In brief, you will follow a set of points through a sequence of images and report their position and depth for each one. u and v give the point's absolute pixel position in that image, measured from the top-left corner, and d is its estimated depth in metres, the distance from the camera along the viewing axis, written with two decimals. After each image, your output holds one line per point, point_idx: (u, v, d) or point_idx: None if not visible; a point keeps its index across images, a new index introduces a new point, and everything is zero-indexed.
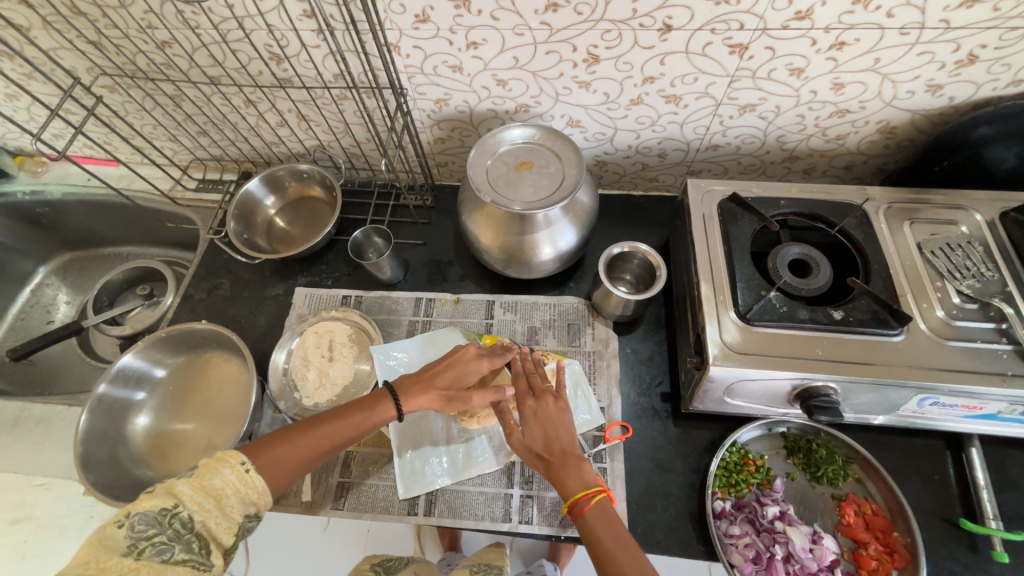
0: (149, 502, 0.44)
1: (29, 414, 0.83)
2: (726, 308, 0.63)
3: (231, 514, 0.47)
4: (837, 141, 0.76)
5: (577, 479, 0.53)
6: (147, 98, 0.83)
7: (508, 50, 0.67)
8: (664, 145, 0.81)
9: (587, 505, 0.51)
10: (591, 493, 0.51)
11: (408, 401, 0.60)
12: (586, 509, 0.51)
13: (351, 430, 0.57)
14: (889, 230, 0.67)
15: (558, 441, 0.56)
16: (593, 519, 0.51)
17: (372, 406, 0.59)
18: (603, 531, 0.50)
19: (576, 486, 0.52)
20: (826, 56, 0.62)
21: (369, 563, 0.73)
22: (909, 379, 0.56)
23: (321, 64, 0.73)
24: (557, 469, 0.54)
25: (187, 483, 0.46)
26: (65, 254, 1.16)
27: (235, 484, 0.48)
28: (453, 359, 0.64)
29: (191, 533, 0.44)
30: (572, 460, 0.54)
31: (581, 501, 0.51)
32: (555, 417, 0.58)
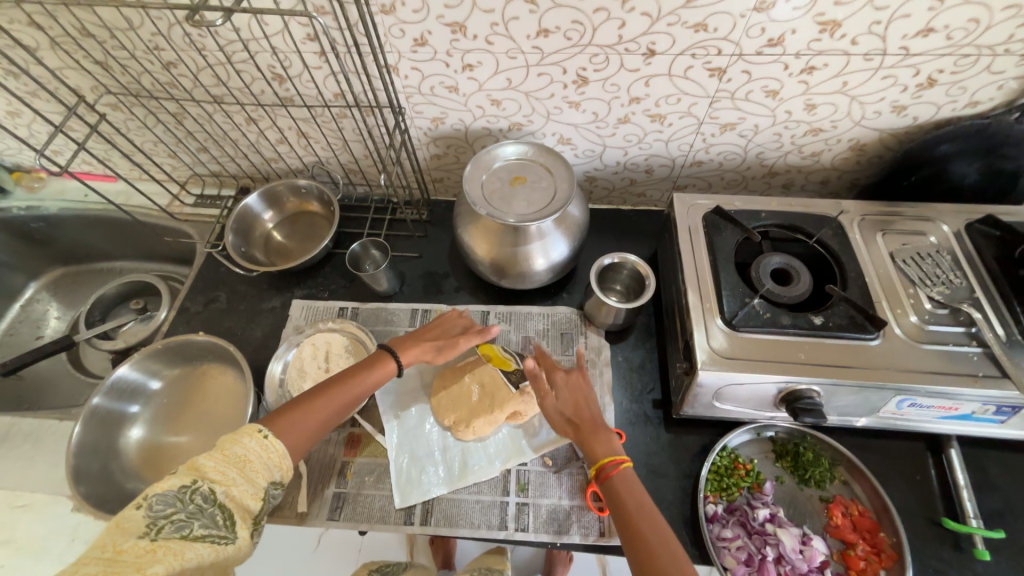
0: (168, 483, 0.46)
1: (18, 428, 0.82)
2: (712, 315, 0.65)
3: (254, 480, 0.50)
4: (813, 158, 0.80)
5: (606, 445, 0.60)
6: (149, 116, 0.85)
7: (502, 72, 0.71)
8: (651, 162, 0.85)
9: (613, 469, 0.57)
10: (617, 458, 0.58)
11: (403, 354, 0.68)
12: (614, 474, 0.57)
13: (354, 390, 0.63)
14: (863, 241, 0.71)
15: (587, 411, 0.64)
16: (619, 482, 0.56)
17: (371, 365, 0.65)
18: (627, 494, 0.55)
19: (604, 450, 0.59)
20: (798, 79, 0.67)
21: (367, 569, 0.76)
22: (887, 381, 0.59)
23: (323, 84, 0.76)
24: (588, 436, 0.61)
25: (209, 458, 0.49)
26: (57, 269, 1.16)
27: (258, 450, 0.51)
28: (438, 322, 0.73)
29: (213, 505, 0.46)
30: (601, 427, 0.61)
31: (608, 465, 0.57)
32: (583, 391, 0.66)
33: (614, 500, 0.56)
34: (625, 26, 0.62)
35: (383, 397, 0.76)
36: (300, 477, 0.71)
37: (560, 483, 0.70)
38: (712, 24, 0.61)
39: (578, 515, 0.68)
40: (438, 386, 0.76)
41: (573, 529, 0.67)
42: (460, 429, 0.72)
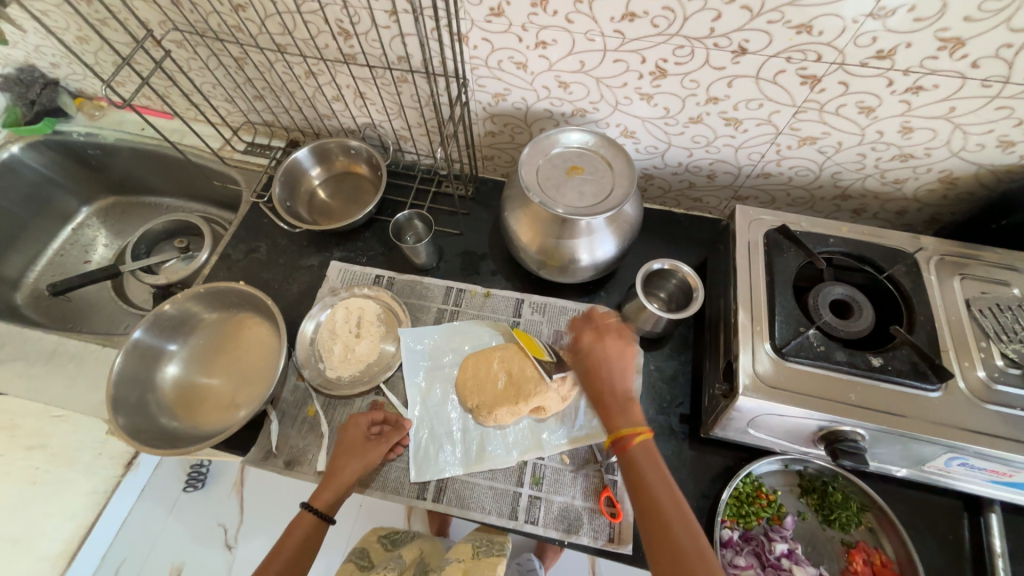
0: None
1: (64, 347, 0.86)
2: (761, 339, 0.62)
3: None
4: (895, 185, 0.74)
5: (627, 417, 0.57)
6: (212, 57, 0.85)
7: (576, 54, 0.67)
8: (715, 167, 0.80)
9: (631, 442, 0.55)
10: (636, 432, 0.56)
11: (318, 499, 0.65)
12: (632, 446, 0.55)
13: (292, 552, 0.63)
14: (937, 283, 0.66)
15: (612, 384, 0.60)
16: (637, 455, 0.55)
17: (296, 524, 0.64)
18: (645, 468, 0.54)
19: (621, 423, 0.57)
20: (900, 98, 0.61)
21: (377, 535, 0.87)
22: (941, 437, 0.56)
23: (388, 45, 0.73)
24: (606, 408, 0.59)
25: None
26: (109, 198, 1.19)
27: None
28: (338, 447, 0.69)
29: None
30: (625, 403, 0.58)
31: (627, 438, 0.55)
32: (618, 359, 0.62)
33: (633, 474, 0.54)
34: (720, 19, 0.57)
35: (409, 371, 0.77)
36: (322, 437, 0.73)
37: (575, 482, 0.70)
38: (817, 26, 0.56)
39: (590, 518, 0.67)
40: (466, 367, 0.76)
41: (583, 530, 0.66)
42: (482, 414, 0.72)
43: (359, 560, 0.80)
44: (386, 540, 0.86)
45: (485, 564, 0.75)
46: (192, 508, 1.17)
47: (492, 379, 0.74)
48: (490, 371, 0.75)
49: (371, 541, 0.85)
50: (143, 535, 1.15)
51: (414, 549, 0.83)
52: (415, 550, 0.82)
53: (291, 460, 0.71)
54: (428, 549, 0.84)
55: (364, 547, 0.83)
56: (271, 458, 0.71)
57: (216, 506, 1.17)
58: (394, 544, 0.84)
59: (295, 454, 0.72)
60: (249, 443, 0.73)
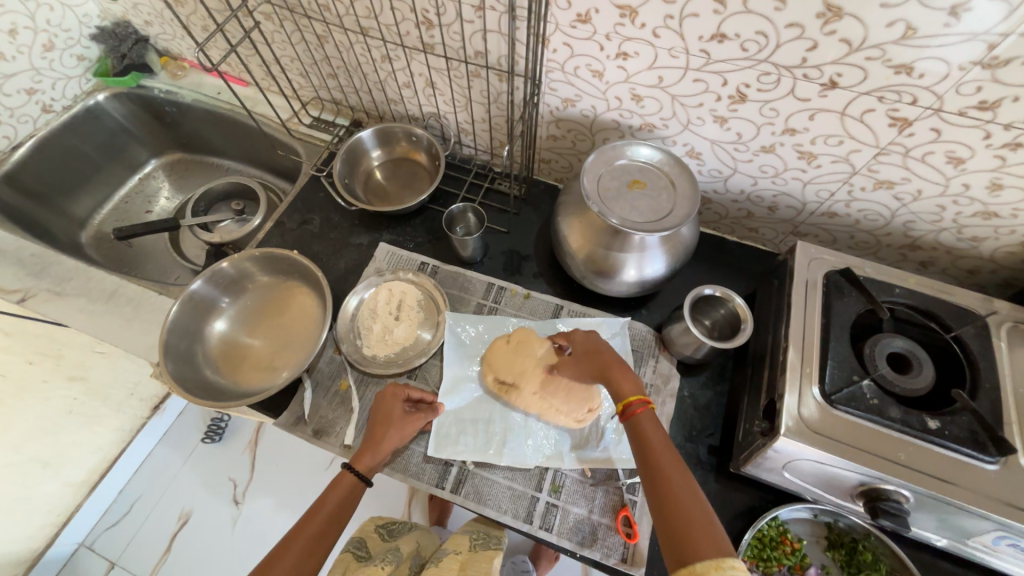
0: None
1: (123, 290, 0.90)
2: (810, 382, 0.60)
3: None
4: (971, 243, 0.71)
5: (632, 384, 0.59)
6: (296, 32, 0.88)
7: (656, 68, 0.66)
8: (778, 200, 0.78)
9: (640, 408, 0.56)
10: (642, 398, 0.57)
11: (358, 463, 0.66)
12: (639, 412, 0.56)
13: (330, 512, 0.63)
14: (1008, 351, 0.62)
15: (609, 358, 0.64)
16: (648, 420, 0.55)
17: (336, 485, 0.64)
18: (654, 434, 0.54)
19: (629, 389, 0.58)
20: (995, 153, 0.58)
21: (374, 525, 0.83)
22: (993, 513, 0.53)
23: (469, 39, 0.74)
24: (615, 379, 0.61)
25: None
26: (176, 154, 1.25)
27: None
28: (381, 418, 0.69)
29: None
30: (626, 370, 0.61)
31: (634, 403, 0.56)
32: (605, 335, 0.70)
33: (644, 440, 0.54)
34: (815, 50, 0.56)
35: (449, 350, 0.78)
36: (352, 411, 0.75)
37: (594, 496, 0.69)
38: (919, 68, 0.54)
39: (604, 534, 0.66)
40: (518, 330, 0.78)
41: (596, 545, 0.66)
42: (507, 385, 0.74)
43: (356, 551, 0.75)
44: (384, 530, 0.83)
45: (482, 558, 0.75)
46: (208, 460, 1.21)
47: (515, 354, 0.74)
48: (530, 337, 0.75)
49: (368, 531, 0.82)
50: (161, 477, 1.20)
51: (411, 541, 0.82)
52: (412, 542, 0.81)
53: (320, 430, 0.73)
54: (425, 542, 0.84)
55: (361, 537, 0.79)
56: (301, 425, 0.73)
57: (229, 461, 1.21)
58: (391, 535, 0.82)
59: (324, 424, 0.74)
60: (283, 406, 0.75)
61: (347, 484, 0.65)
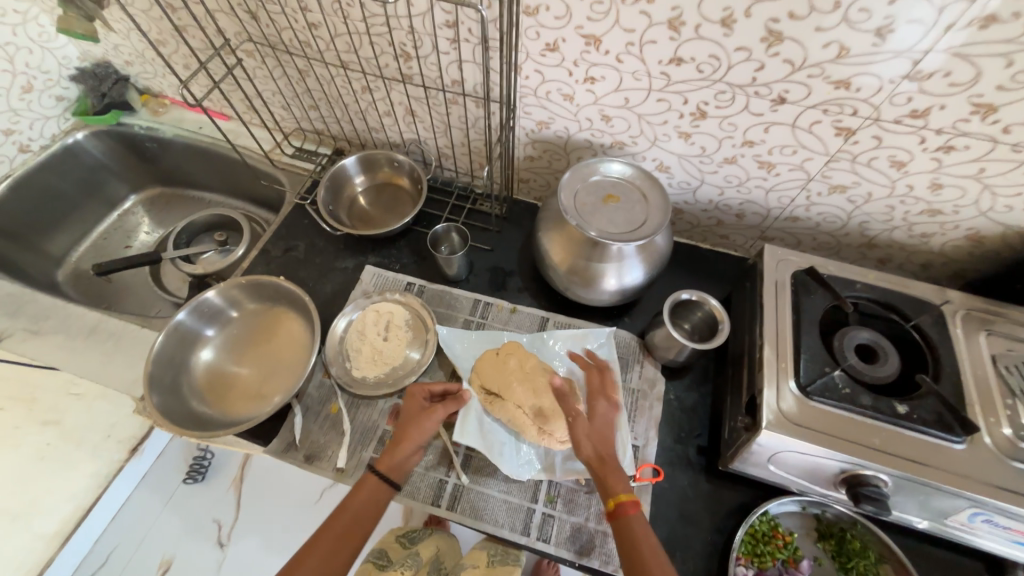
0: None
1: (103, 325, 0.88)
2: (786, 376, 0.63)
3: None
4: (921, 239, 0.76)
5: (621, 485, 0.59)
6: (278, 68, 0.91)
7: (622, 90, 0.71)
8: (744, 207, 0.83)
9: (629, 510, 0.57)
10: (633, 500, 0.57)
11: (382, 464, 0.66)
12: (627, 513, 0.57)
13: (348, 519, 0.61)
14: (963, 337, 0.67)
15: (606, 446, 0.63)
16: (637, 521, 0.56)
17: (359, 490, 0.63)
18: (638, 533, 0.55)
19: (620, 488, 0.58)
20: (931, 155, 0.64)
21: (394, 534, 0.82)
22: (964, 490, 0.56)
23: (446, 69, 0.79)
24: (604, 472, 0.60)
25: None
26: (156, 189, 1.25)
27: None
28: (408, 414, 0.69)
29: None
30: (619, 468, 0.61)
31: (625, 504, 0.57)
32: (608, 421, 0.67)
33: (629, 542, 0.55)
34: (762, 70, 0.61)
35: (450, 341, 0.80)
36: (344, 433, 0.74)
37: (589, 503, 0.69)
38: (855, 83, 0.59)
39: (602, 541, 0.67)
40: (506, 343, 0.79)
41: (595, 553, 0.66)
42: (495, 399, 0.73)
43: (376, 560, 0.76)
44: (404, 539, 0.80)
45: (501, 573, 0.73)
46: (190, 500, 1.17)
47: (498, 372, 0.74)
48: (512, 354, 0.76)
49: (388, 542, 0.80)
50: (140, 522, 1.14)
51: (430, 547, 0.79)
52: (431, 549, 0.79)
53: (311, 455, 0.72)
54: (445, 549, 0.81)
55: (383, 547, 0.79)
56: (292, 451, 0.73)
57: (212, 500, 1.16)
58: (411, 542, 0.80)
59: (315, 449, 0.73)
60: (272, 434, 0.74)
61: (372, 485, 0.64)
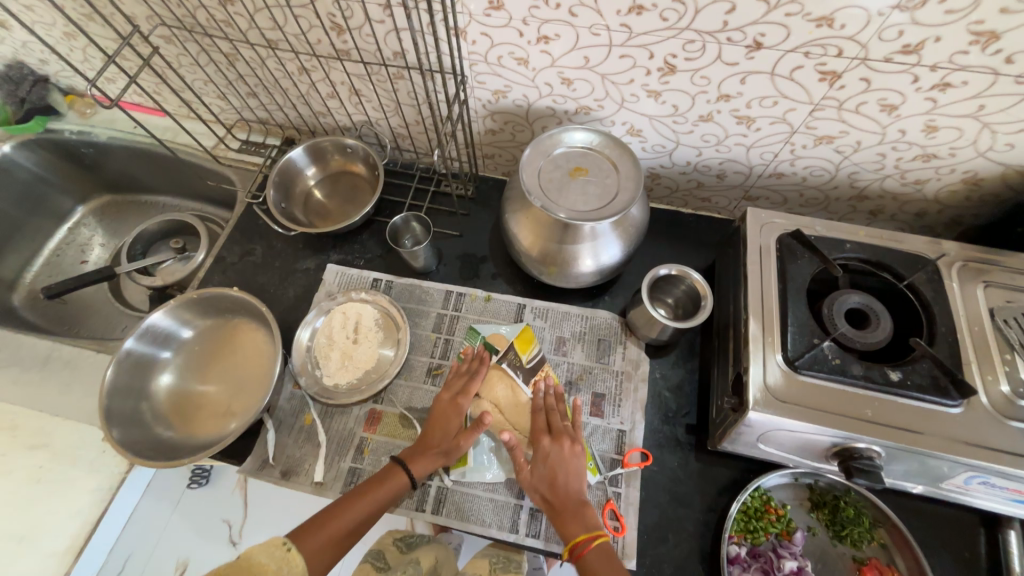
0: None
1: (59, 353, 0.84)
2: (773, 350, 0.60)
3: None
4: (915, 186, 0.71)
5: (579, 524, 0.58)
6: (202, 54, 0.82)
7: (580, 49, 0.63)
8: (725, 166, 0.77)
9: (588, 546, 0.56)
10: (592, 535, 0.57)
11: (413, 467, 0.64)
12: (588, 551, 0.56)
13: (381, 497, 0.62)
14: (960, 291, 0.63)
15: (567, 485, 0.61)
16: (595, 561, 0.55)
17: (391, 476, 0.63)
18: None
19: (577, 530, 0.58)
20: (925, 96, 0.57)
21: (392, 537, 0.74)
22: (961, 456, 0.53)
23: (383, 40, 0.70)
24: (562, 516, 0.60)
25: None
26: (103, 197, 1.17)
27: (278, 564, 0.52)
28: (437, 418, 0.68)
29: None
30: (577, 505, 0.60)
31: (582, 544, 0.56)
32: (570, 462, 0.63)
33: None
34: (734, 12, 0.54)
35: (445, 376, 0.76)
36: (319, 445, 0.71)
37: None
38: (839, 19, 0.52)
39: None
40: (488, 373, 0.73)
41: None
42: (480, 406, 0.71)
43: (375, 561, 0.69)
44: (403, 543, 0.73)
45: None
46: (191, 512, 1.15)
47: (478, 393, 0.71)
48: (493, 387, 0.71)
49: (385, 543, 0.73)
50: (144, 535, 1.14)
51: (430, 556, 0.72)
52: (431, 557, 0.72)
53: (287, 470, 0.70)
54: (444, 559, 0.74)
55: (381, 548, 0.72)
56: (268, 468, 0.70)
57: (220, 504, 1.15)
58: (410, 547, 0.72)
59: (292, 464, 0.70)
60: (246, 452, 0.71)
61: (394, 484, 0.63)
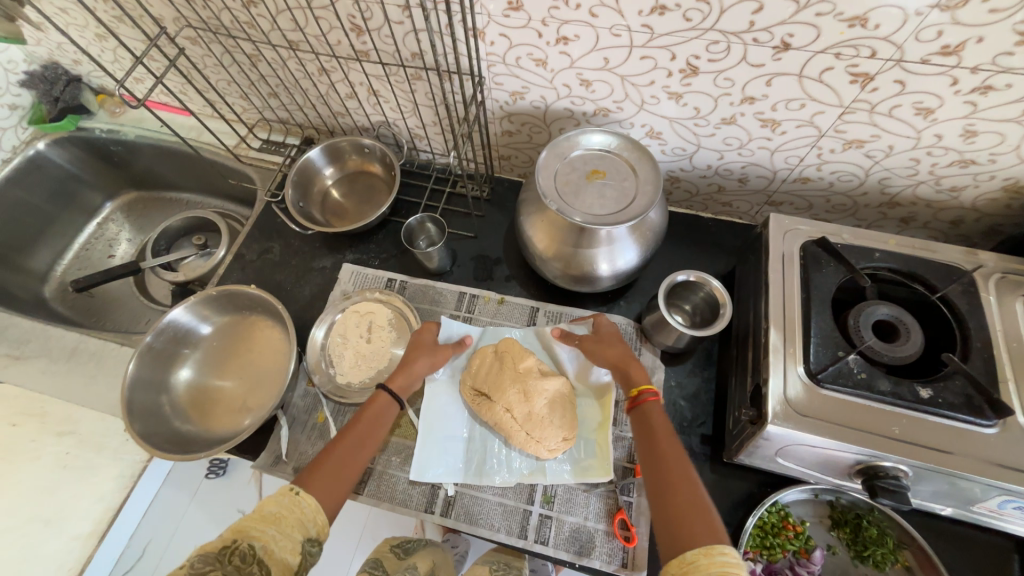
0: (209, 544, 0.45)
1: (85, 345, 0.86)
2: (795, 362, 0.58)
3: (290, 533, 0.47)
4: (950, 193, 0.67)
5: (642, 377, 0.62)
6: (225, 55, 0.83)
7: (599, 50, 0.62)
8: (747, 171, 0.75)
9: (650, 397, 0.59)
10: (653, 388, 0.60)
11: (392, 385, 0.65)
12: (649, 400, 0.59)
13: (369, 424, 0.61)
14: (997, 304, 0.59)
15: (624, 352, 0.66)
16: (655, 409, 0.58)
17: (372, 402, 0.63)
18: (657, 420, 0.57)
19: (642, 380, 0.61)
20: (964, 99, 0.55)
21: (388, 545, 0.75)
22: (996, 479, 0.50)
23: (402, 41, 0.70)
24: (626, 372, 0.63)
25: (251, 524, 0.47)
26: (130, 194, 1.20)
27: (287, 508, 0.49)
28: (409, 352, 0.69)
29: (254, 560, 0.44)
30: (637, 364, 0.64)
31: (646, 392, 0.59)
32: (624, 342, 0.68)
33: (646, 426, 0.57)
34: (761, 11, 0.52)
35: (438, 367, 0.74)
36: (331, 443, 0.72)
37: (587, 502, 0.67)
38: (873, 19, 0.50)
39: (602, 541, 0.64)
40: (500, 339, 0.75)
41: (595, 553, 0.64)
42: (485, 411, 0.69)
43: (372, 570, 0.67)
44: (400, 550, 0.74)
45: None
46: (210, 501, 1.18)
47: (488, 376, 0.71)
48: (508, 355, 0.72)
49: (383, 552, 0.73)
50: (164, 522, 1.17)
51: (427, 560, 0.73)
52: (428, 560, 0.73)
53: (300, 467, 0.71)
54: (440, 562, 0.75)
55: (377, 557, 0.71)
56: (280, 464, 0.71)
57: (234, 496, 1.17)
58: (406, 553, 0.74)
59: (305, 461, 0.71)
60: (260, 447, 0.73)
61: (383, 406, 0.63)
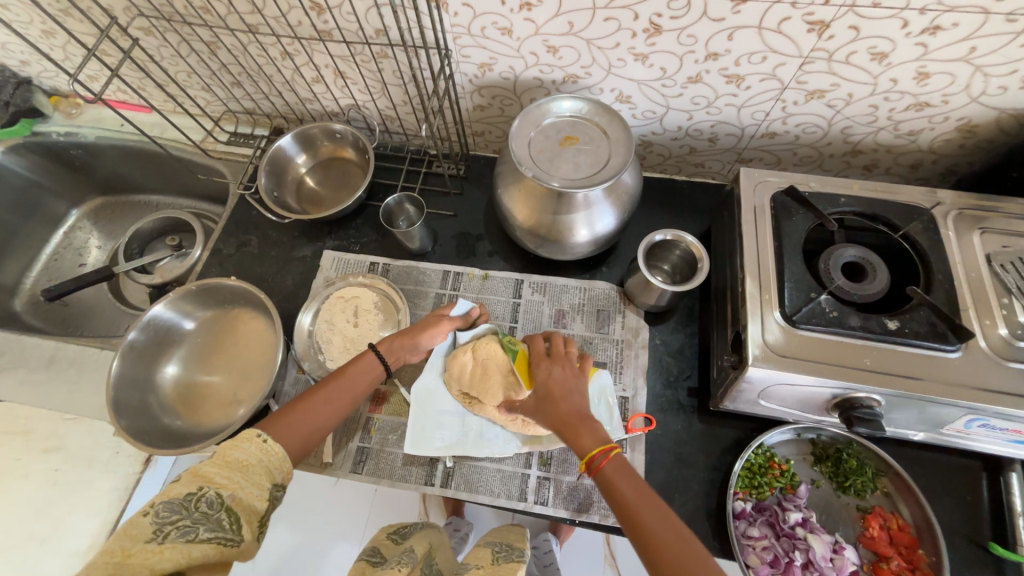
0: (173, 491, 0.41)
1: (64, 353, 0.85)
2: (771, 307, 0.60)
3: (259, 481, 0.46)
4: (909, 137, 0.70)
5: (592, 435, 0.55)
6: (182, 44, 0.81)
7: (563, 14, 0.62)
8: (716, 129, 0.76)
9: (603, 459, 0.52)
10: (603, 447, 0.53)
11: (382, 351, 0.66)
12: (604, 463, 0.52)
13: (346, 385, 0.61)
14: (956, 238, 0.62)
15: (572, 405, 0.58)
16: (613, 469, 0.52)
17: (360, 360, 0.64)
18: (621, 483, 0.51)
19: (589, 442, 0.54)
20: (915, 41, 0.57)
21: (384, 533, 0.74)
22: (960, 400, 0.53)
23: (364, 17, 0.69)
24: (570, 432, 0.56)
25: (211, 465, 0.44)
26: (96, 199, 1.17)
27: (257, 453, 0.47)
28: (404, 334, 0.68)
29: (221, 510, 0.42)
30: (586, 419, 0.56)
31: (597, 457, 0.52)
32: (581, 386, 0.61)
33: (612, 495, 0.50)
34: None
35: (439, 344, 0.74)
36: None
37: None
38: None
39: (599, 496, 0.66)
40: (479, 342, 0.72)
41: (593, 508, 0.66)
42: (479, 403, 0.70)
43: (370, 558, 0.67)
44: (397, 536, 0.74)
45: (505, 569, 0.70)
46: None
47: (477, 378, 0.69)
48: (492, 361, 0.69)
49: (380, 540, 0.73)
50: None
51: (423, 541, 0.72)
52: (425, 542, 0.71)
53: None
54: (437, 542, 0.74)
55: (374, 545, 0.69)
56: None
57: None
58: (404, 537, 0.73)
59: None
60: None
61: (368, 365, 0.64)
